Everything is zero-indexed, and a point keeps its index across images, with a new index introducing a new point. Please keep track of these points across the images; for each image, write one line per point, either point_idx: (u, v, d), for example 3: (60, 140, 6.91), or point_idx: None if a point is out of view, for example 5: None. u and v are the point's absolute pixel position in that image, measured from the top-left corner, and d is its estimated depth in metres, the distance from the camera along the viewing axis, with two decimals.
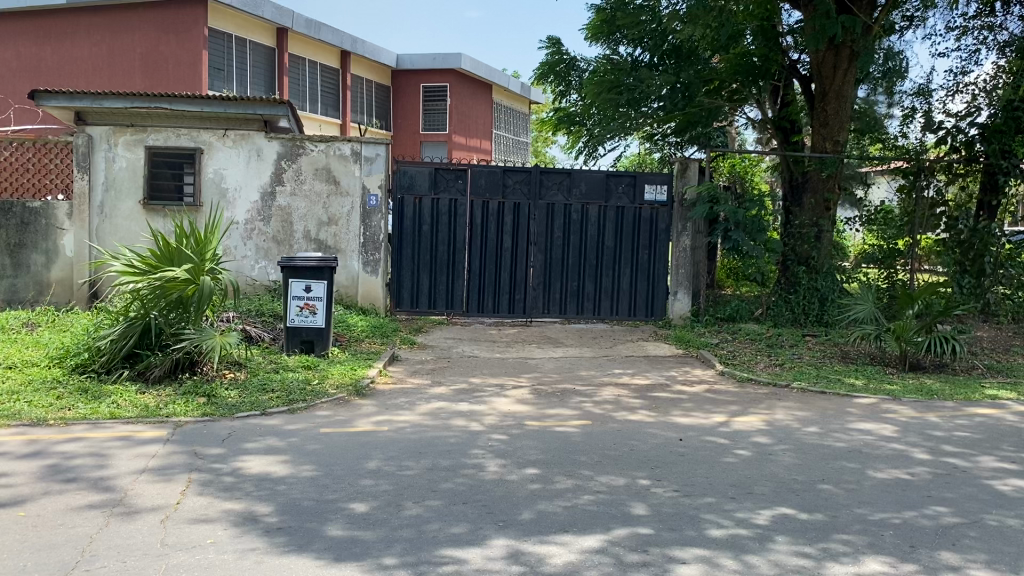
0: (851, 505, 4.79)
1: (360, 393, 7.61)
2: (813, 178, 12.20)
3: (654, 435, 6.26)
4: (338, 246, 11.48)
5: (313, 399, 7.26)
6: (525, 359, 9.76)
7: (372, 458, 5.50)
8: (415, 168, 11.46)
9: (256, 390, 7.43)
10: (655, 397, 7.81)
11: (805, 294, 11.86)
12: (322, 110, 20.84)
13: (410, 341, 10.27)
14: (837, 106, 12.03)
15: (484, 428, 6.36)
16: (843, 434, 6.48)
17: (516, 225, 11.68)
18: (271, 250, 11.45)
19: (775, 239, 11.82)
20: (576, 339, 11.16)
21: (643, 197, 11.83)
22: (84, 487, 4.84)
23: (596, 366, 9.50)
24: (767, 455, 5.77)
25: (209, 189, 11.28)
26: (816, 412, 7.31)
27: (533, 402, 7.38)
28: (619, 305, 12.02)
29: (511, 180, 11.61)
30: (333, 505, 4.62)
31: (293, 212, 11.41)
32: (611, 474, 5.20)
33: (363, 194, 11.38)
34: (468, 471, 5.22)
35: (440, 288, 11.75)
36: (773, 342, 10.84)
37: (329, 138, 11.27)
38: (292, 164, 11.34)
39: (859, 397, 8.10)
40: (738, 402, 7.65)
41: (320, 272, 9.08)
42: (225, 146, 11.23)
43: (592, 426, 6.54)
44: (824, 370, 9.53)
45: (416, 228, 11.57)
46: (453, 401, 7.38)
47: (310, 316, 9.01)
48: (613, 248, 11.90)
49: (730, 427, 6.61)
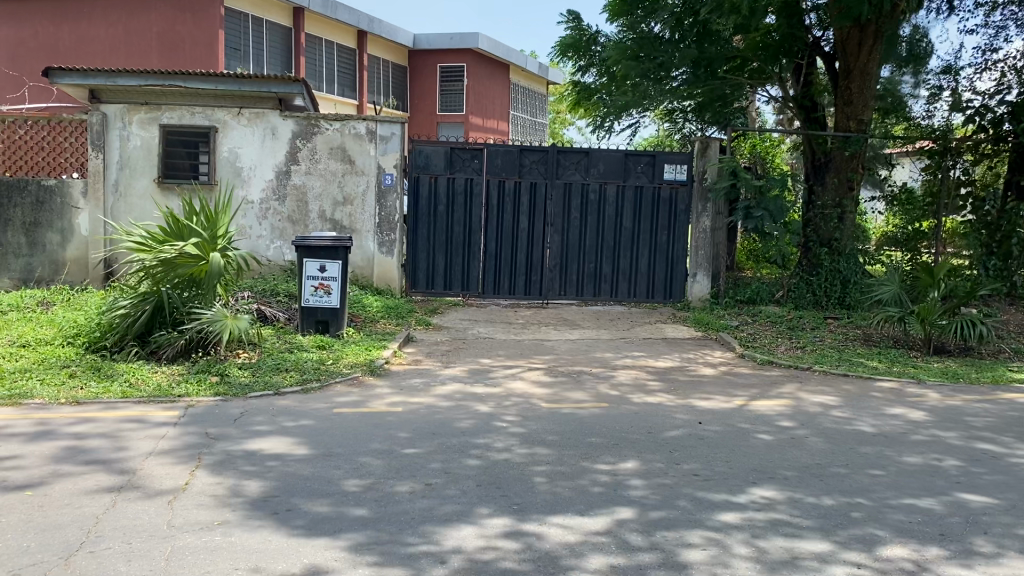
0: (876, 490, 4.64)
1: (374, 373, 7.53)
2: (836, 158, 11.95)
3: (673, 418, 6.13)
4: (353, 227, 11.38)
5: (327, 379, 7.19)
6: (542, 340, 9.64)
7: (385, 438, 5.41)
8: (431, 148, 11.33)
9: (269, 370, 7.35)
10: (674, 379, 7.67)
11: (828, 276, 11.67)
12: (339, 91, 20.71)
13: (426, 322, 10.18)
14: (862, 84, 11.76)
15: (499, 410, 6.25)
16: (867, 418, 6.32)
17: (532, 205, 11.53)
18: (286, 230, 11.37)
19: (796, 221, 11.67)
20: (593, 321, 11.02)
21: (662, 177, 11.63)
22: (93, 467, 4.78)
23: (614, 348, 9.37)
24: (789, 440, 5.63)
25: (224, 168, 11.21)
26: (839, 395, 7.15)
27: (550, 384, 7.26)
28: (637, 287, 11.88)
29: (528, 159, 11.45)
30: (344, 485, 4.53)
31: (308, 191, 11.30)
32: (629, 457, 5.08)
33: (378, 173, 11.25)
34: (482, 452, 5.12)
35: (455, 269, 11.64)
36: (794, 325, 10.66)
37: (344, 116, 11.14)
38: (307, 143, 11.22)
39: (883, 381, 7.92)
40: (760, 385, 7.50)
41: (335, 252, 8.96)
42: (239, 124, 11.14)
43: (609, 409, 6.41)
44: (846, 353, 9.35)
45: (432, 208, 11.45)
46: (468, 382, 7.28)
47: (325, 296, 8.91)
48: (632, 228, 11.72)
49: (751, 410, 6.46)
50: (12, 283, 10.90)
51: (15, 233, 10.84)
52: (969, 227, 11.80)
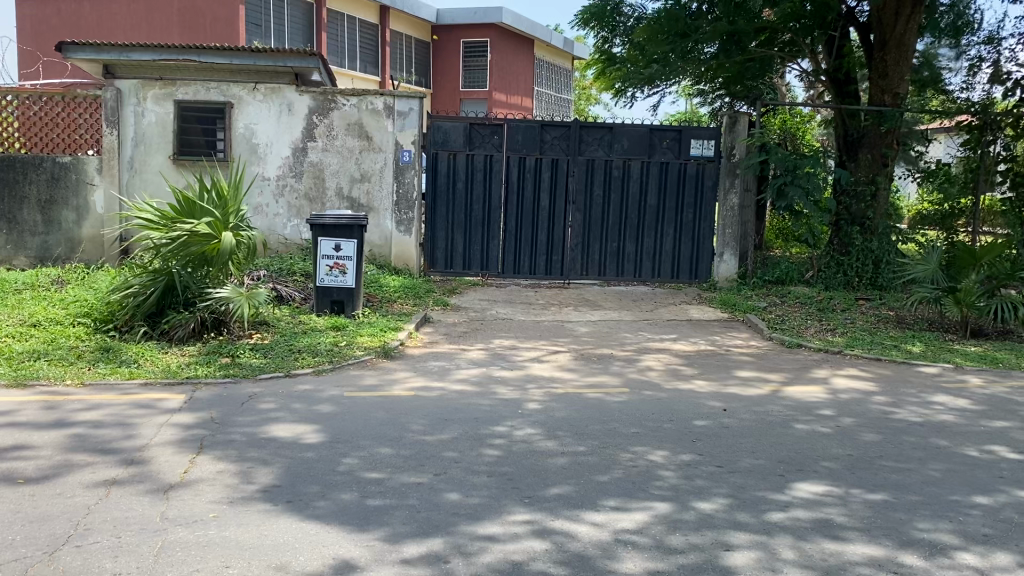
0: (916, 486, 4.35)
1: (388, 356, 7.32)
2: (870, 134, 11.49)
3: (698, 407, 5.85)
4: (370, 205, 11.15)
5: (339, 362, 6.99)
6: (563, 322, 9.38)
7: (395, 424, 5.20)
8: (450, 123, 11.06)
9: (281, 352, 7.17)
10: (700, 364, 7.38)
11: (859, 256, 11.32)
12: (362, 67, 20.43)
13: (444, 302, 9.96)
14: (899, 56, 11.27)
15: (517, 395, 6.01)
16: (905, 408, 6.01)
17: (554, 182, 11.23)
18: (303, 208, 11.17)
19: (829, 199, 11.21)
20: (615, 301, 10.74)
21: (689, 152, 11.28)
22: (91, 453, 4.61)
23: (638, 330, 9.08)
24: (821, 430, 5.34)
25: (240, 144, 11.01)
26: (872, 381, 6.84)
27: (570, 368, 7.02)
28: (662, 267, 11.56)
29: (550, 135, 11.14)
30: (350, 474, 4.32)
31: (325, 168, 11.08)
32: (652, 447, 4.83)
33: (396, 150, 11.00)
34: (496, 441, 4.88)
35: (475, 248, 11.40)
36: (824, 306, 10.31)
37: (361, 91, 10.88)
38: (323, 119, 10.99)
39: (921, 366, 7.58)
40: (791, 370, 7.19)
41: (350, 231, 8.74)
42: (256, 100, 10.92)
43: (631, 395, 6.15)
44: (879, 336, 8.98)
45: (451, 185, 11.20)
46: (486, 365, 7.05)
47: (340, 276, 8.72)
48: (657, 206, 11.38)
49: (781, 398, 6.17)
50: (29, 261, 10.82)
51: (31, 211, 10.74)
52: (1009, 205, 11.33)
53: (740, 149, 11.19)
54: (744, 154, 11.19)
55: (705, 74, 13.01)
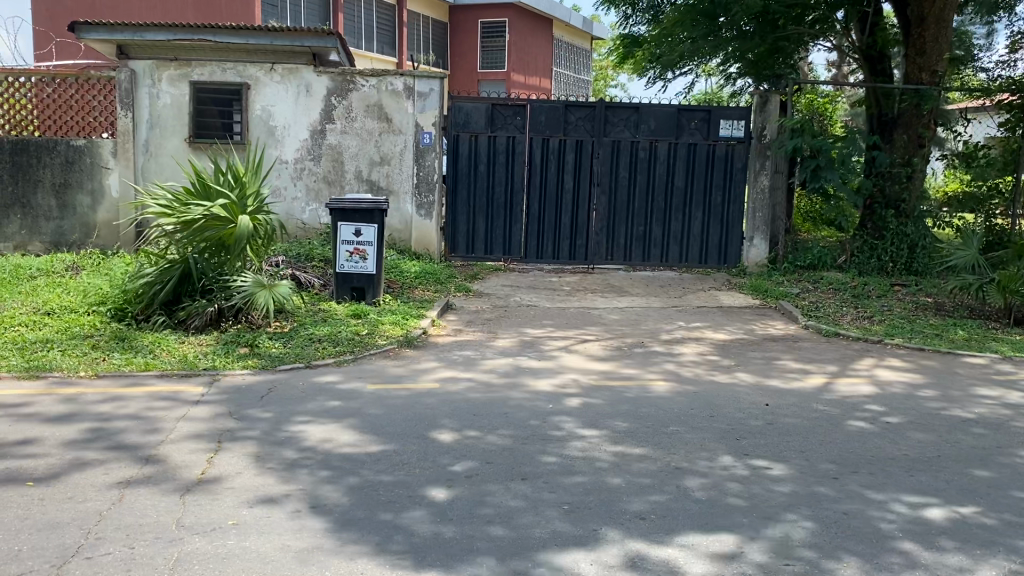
0: (983, 493, 4.06)
1: (412, 345, 7.06)
2: (906, 115, 11.08)
3: (740, 404, 5.57)
4: (390, 188, 10.88)
5: (362, 351, 6.75)
6: (589, 309, 9.09)
7: (424, 421, 4.95)
8: (471, 104, 10.74)
9: (301, 342, 6.91)
10: (737, 356, 7.09)
11: (893, 240, 10.98)
12: (378, 48, 20.11)
13: (466, 289, 9.69)
14: (937, 32, 10.84)
15: (548, 389, 5.75)
16: (959, 403, 5.71)
17: (578, 164, 10.91)
18: (321, 191, 10.90)
19: (864, 181, 10.82)
20: (642, 287, 10.43)
21: (718, 133, 10.92)
22: (104, 450, 4.38)
23: (667, 318, 8.79)
24: (873, 429, 5.05)
25: (257, 126, 10.75)
26: (920, 374, 6.54)
27: (602, 359, 6.75)
28: (689, 251, 11.23)
29: (574, 116, 10.81)
30: (378, 475, 4.07)
31: (344, 151, 10.82)
32: (695, 448, 4.56)
33: (416, 132, 10.73)
34: (531, 441, 4.63)
35: (496, 232, 11.10)
36: (858, 292, 9.96)
37: (380, 72, 10.59)
38: (342, 101, 10.71)
39: (967, 357, 7.25)
40: (832, 363, 6.89)
41: (371, 216, 8.48)
42: (273, 81, 10.65)
43: (667, 390, 5.87)
44: (919, 324, 8.63)
45: (472, 167, 10.90)
46: (515, 355, 6.80)
47: (360, 262, 8.45)
48: (684, 188, 11.04)
49: (825, 395, 5.88)
50: (43, 246, 10.63)
51: (45, 195, 10.54)
52: None
53: (771, 130, 10.84)
54: (775, 135, 10.85)
55: (733, 54, 12.60)
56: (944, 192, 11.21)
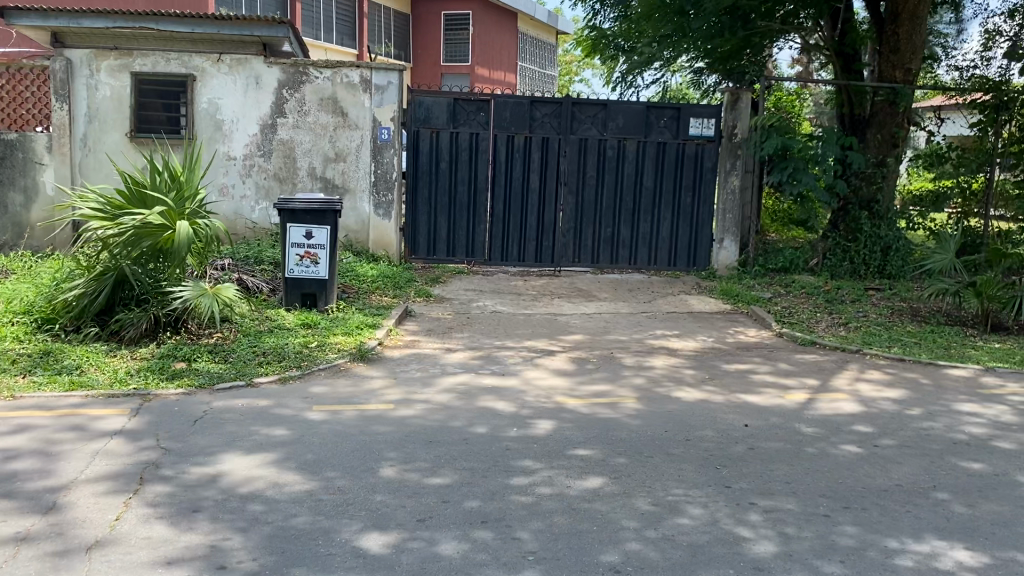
0: (986, 531, 3.70)
1: (364, 359, 6.61)
2: (879, 112, 10.82)
3: (718, 425, 5.17)
4: (346, 186, 10.34)
5: (309, 367, 6.29)
6: (555, 316, 8.67)
7: (374, 455, 4.49)
8: (432, 98, 10.24)
9: (243, 356, 6.43)
10: (711, 369, 6.70)
11: (867, 242, 10.71)
12: (338, 40, 19.49)
13: (426, 293, 9.20)
14: (911, 28, 10.56)
15: (511, 414, 5.31)
16: (947, 422, 5.37)
17: (544, 163, 10.47)
18: (272, 189, 10.32)
19: (840, 181, 10.47)
20: (610, 291, 10.02)
21: (688, 132, 10.54)
22: (4, 495, 3.86)
23: (637, 325, 8.40)
24: (861, 455, 4.69)
25: (203, 121, 10.15)
26: (903, 389, 6.21)
27: (570, 376, 6.35)
28: (658, 253, 10.85)
29: (540, 112, 10.36)
30: (318, 525, 3.61)
31: (297, 146, 10.25)
32: (672, 483, 4.17)
33: (373, 128, 10.18)
34: (492, 475, 4.18)
35: (459, 233, 10.63)
36: (832, 297, 9.63)
37: (335, 63, 10.05)
38: (294, 93, 10.16)
39: (948, 368, 6.94)
40: (810, 376, 6.54)
41: (323, 216, 7.95)
42: (220, 73, 10.07)
43: (639, 411, 5.47)
44: (896, 331, 8.31)
45: (433, 165, 10.40)
46: (477, 372, 6.36)
47: (312, 266, 7.93)
48: (653, 188, 10.66)
49: (807, 414, 5.51)
50: None
51: None
52: None
53: (742, 128, 10.49)
54: (746, 134, 10.51)
55: (703, 49, 12.26)
56: (912, 191, 10.96)
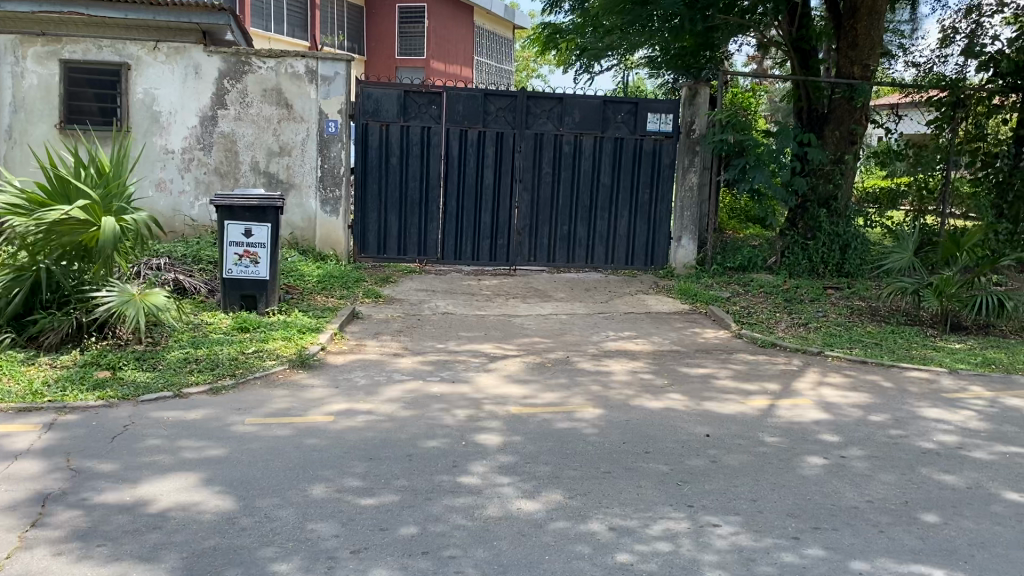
0: (965, 553, 3.45)
1: (304, 366, 6.28)
2: (838, 109, 10.72)
3: (678, 435, 4.90)
4: (291, 181, 9.90)
5: (244, 375, 5.93)
6: (510, 317, 8.36)
7: (308, 475, 4.12)
8: (382, 90, 9.83)
9: (172, 365, 6.02)
10: (671, 374, 6.44)
11: (826, 240, 10.61)
12: (289, 31, 18.97)
13: (375, 294, 8.82)
14: (870, 24, 10.44)
15: (460, 426, 4.98)
16: (913, 431, 5.18)
17: (499, 158, 10.14)
18: (213, 185, 9.84)
19: (799, 179, 10.32)
20: (567, 291, 9.73)
21: (645, 127, 10.30)
22: None
23: (595, 326, 8.13)
24: (828, 470, 4.45)
25: (139, 112, 9.63)
26: (868, 394, 6.01)
27: (523, 383, 6.04)
28: (615, 252, 10.60)
29: (494, 106, 10.03)
30: (239, 560, 3.24)
31: (239, 139, 9.78)
32: (630, 501, 3.88)
33: (320, 120, 9.77)
34: (436, 496, 3.85)
35: (411, 231, 10.24)
36: (791, 297, 9.47)
37: (279, 53, 9.61)
38: (236, 84, 9.69)
39: (910, 370, 6.78)
40: (772, 380, 6.32)
41: (263, 213, 7.54)
42: (157, 61, 9.57)
43: (596, 420, 5.18)
44: (856, 332, 8.15)
45: (383, 160, 10.00)
46: (426, 381, 6.03)
47: (251, 266, 7.50)
48: (610, 185, 10.40)
49: (771, 422, 5.27)
50: None
51: None
52: (979, 186, 10.90)
53: (700, 124, 10.27)
54: (704, 131, 10.31)
55: (662, 44, 12.06)
56: (869, 189, 10.92)
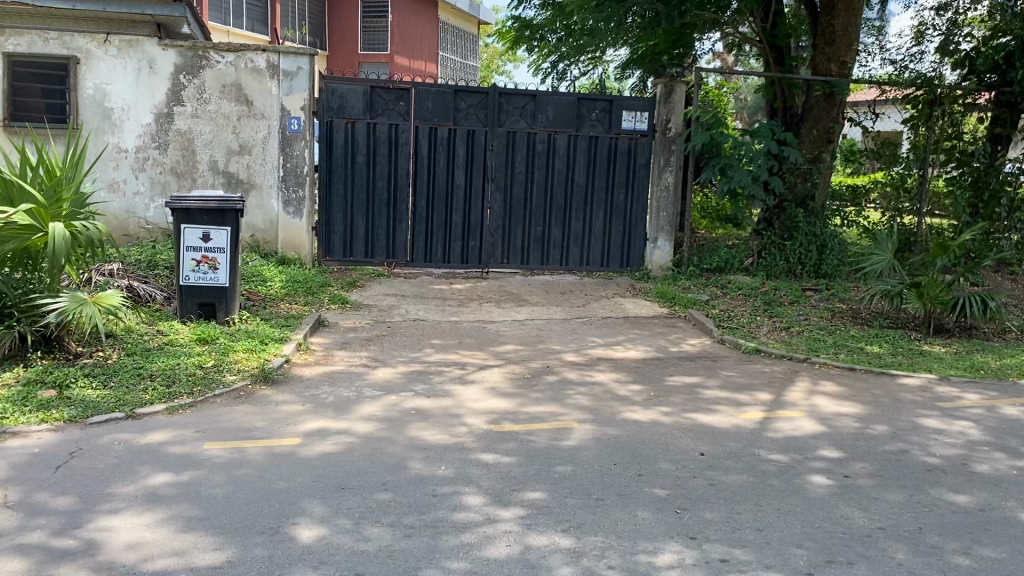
0: None
1: (268, 381, 5.87)
2: (815, 107, 10.57)
3: (672, 454, 4.59)
4: (251, 180, 9.45)
5: (203, 392, 5.51)
6: (484, 323, 8.01)
7: (275, 511, 3.74)
8: (347, 86, 9.42)
9: (125, 381, 5.58)
10: (656, 385, 6.14)
11: (803, 241, 10.40)
12: (249, 26, 18.41)
13: (342, 299, 8.42)
14: (847, 20, 10.27)
15: (438, 448, 4.62)
16: (914, 444, 4.94)
17: (470, 157, 9.79)
18: (169, 185, 9.35)
19: (776, 178, 10.10)
20: (541, 295, 9.41)
21: (620, 125, 10.02)
22: None
23: (573, 332, 7.81)
24: (833, 491, 4.17)
25: (89, 108, 9.11)
26: (862, 404, 5.78)
27: (503, 397, 5.70)
28: (591, 254, 10.31)
29: (465, 103, 9.67)
30: None
31: (196, 137, 9.31)
32: (628, 534, 3.57)
33: (282, 117, 9.33)
34: (417, 534, 3.51)
35: (379, 233, 9.84)
36: (769, 299, 9.26)
37: (238, 47, 9.15)
38: (193, 79, 9.21)
39: (900, 377, 6.56)
40: (762, 390, 6.05)
41: (222, 217, 7.10)
42: (108, 55, 9.05)
43: (583, 438, 4.85)
44: (839, 336, 7.95)
45: (349, 159, 9.59)
46: (399, 396, 5.66)
47: (210, 273, 7.07)
48: (585, 185, 10.10)
49: (766, 437, 4.99)
50: None
51: None
52: (954, 185, 10.80)
53: (676, 123, 10.02)
54: (680, 129, 10.05)
55: (635, 41, 11.75)
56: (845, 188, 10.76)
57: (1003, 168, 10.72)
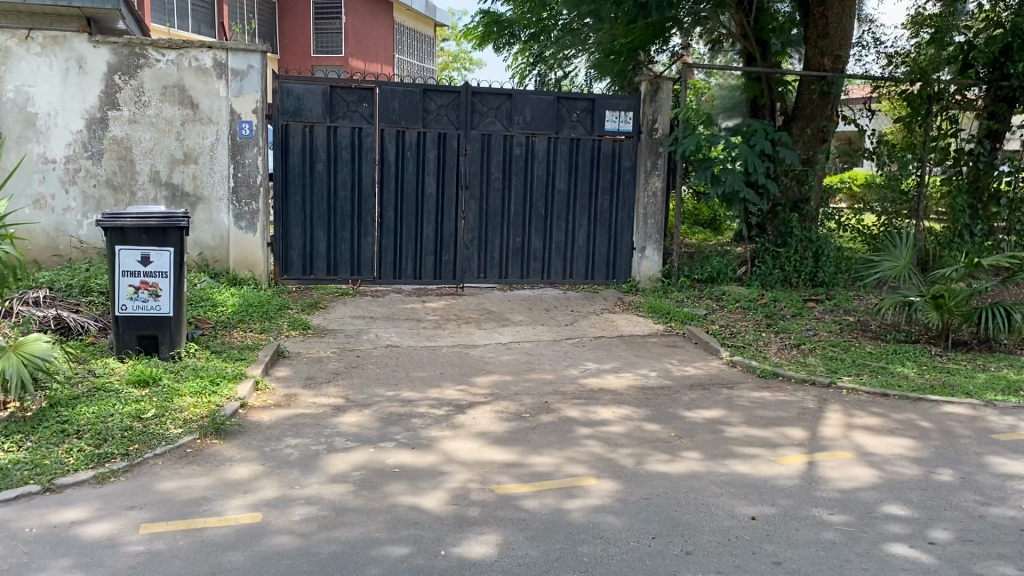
0: None
1: (221, 433, 4.94)
2: (808, 104, 9.92)
3: (718, 522, 3.81)
4: (198, 193, 8.47)
5: (142, 452, 4.56)
6: (466, 349, 7.15)
7: None
8: (303, 86, 8.48)
9: (44, 441, 4.60)
10: (674, 422, 5.33)
11: (798, 247, 9.69)
12: (194, 28, 17.31)
13: (303, 324, 7.49)
14: (841, 10, 9.61)
15: (435, 522, 3.77)
16: (992, 491, 4.24)
17: (442, 162, 8.93)
18: (105, 200, 8.33)
19: (771, 181, 9.39)
20: (524, 312, 8.58)
21: (603, 126, 9.25)
22: None
23: (566, 358, 6.98)
24: (923, 566, 3.42)
25: (9, 113, 8.04)
26: (913, 439, 5.04)
27: (502, 444, 4.86)
28: (573, 266, 9.52)
29: (435, 103, 8.81)
30: None
31: (135, 145, 8.30)
32: None
33: (231, 121, 8.37)
34: None
35: (343, 248, 8.92)
36: (772, 312, 8.54)
37: (180, 43, 8.17)
38: (130, 80, 8.20)
39: (941, 404, 5.86)
40: (796, 425, 5.30)
41: (163, 236, 6.13)
42: (29, 53, 8.00)
43: (608, 501, 4.03)
44: (857, 355, 7.23)
45: (307, 167, 8.66)
46: (380, 448, 4.77)
47: (151, 301, 6.11)
48: (567, 192, 9.31)
49: (820, 491, 4.22)
50: None
51: None
52: (951, 185, 10.20)
53: (664, 123, 9.27)
54: (668, 130, 9.31)
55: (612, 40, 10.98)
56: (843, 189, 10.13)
57: (1001, 168, 10.16)
